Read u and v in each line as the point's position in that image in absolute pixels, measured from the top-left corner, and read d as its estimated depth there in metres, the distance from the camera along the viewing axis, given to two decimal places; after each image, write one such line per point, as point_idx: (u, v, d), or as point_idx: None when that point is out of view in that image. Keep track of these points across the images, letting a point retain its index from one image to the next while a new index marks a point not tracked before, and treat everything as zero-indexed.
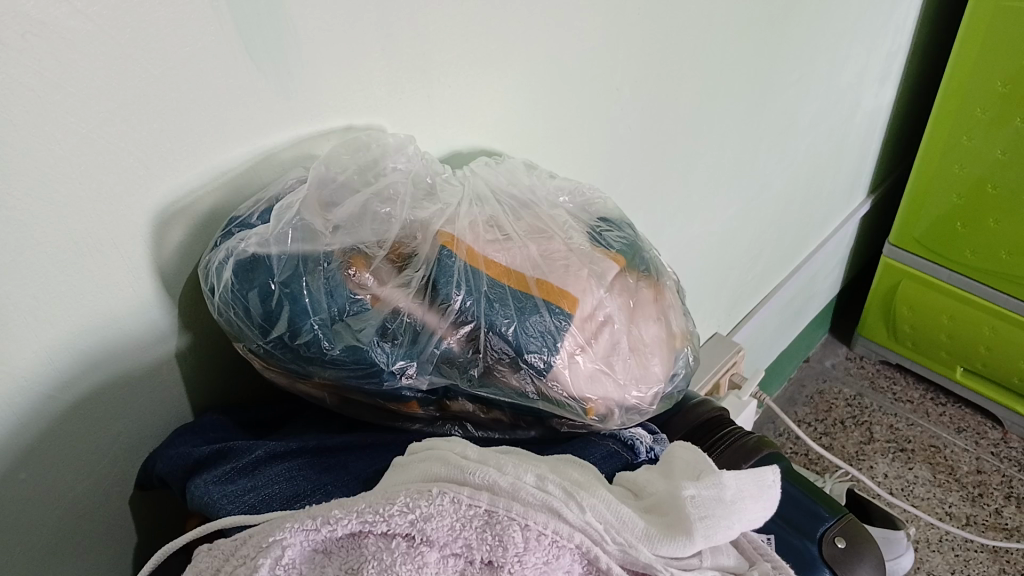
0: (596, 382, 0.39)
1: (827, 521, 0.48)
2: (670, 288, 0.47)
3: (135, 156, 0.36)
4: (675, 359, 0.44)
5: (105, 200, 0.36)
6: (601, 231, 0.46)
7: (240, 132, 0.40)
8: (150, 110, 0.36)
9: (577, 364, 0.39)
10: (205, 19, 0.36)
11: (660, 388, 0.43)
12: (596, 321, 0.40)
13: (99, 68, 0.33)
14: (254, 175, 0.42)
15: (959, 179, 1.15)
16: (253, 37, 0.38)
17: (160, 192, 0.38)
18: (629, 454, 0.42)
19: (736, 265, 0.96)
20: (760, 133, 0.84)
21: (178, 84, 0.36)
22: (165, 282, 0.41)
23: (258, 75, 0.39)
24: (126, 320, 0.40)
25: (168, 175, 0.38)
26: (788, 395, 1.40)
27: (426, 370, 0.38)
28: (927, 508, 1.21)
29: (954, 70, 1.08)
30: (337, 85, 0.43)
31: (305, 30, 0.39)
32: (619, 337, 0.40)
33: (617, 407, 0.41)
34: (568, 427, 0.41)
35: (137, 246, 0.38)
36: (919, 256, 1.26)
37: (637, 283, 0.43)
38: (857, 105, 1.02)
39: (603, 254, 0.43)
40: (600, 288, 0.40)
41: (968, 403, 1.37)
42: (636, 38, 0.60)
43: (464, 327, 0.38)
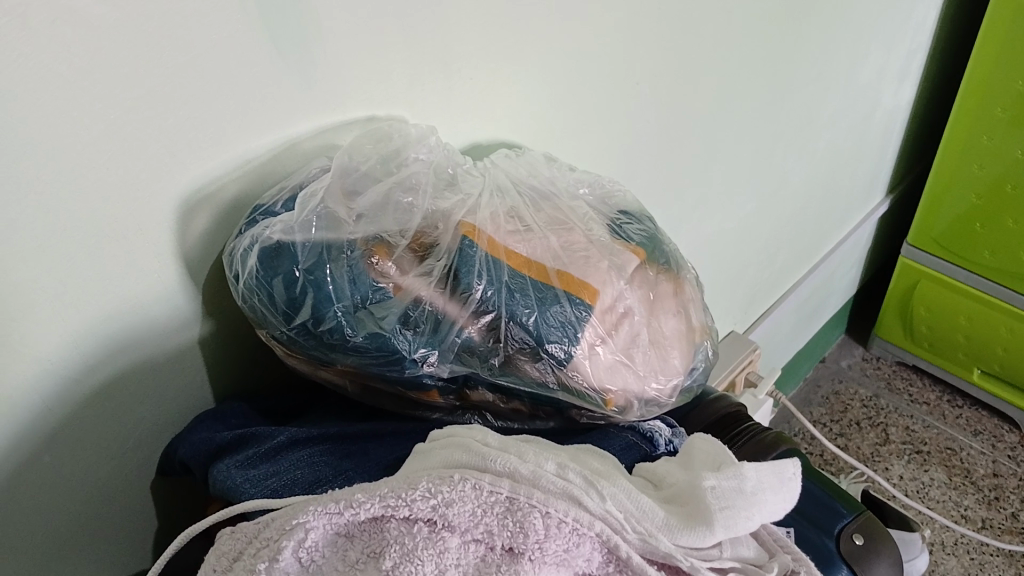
0: (614, 373, 0.40)
1: (846, 518, 0.48)
2: (689, 286, 0.47)
3: (161, 143, 0.36)
4: (693, 356, 0.45)
5: (130, 187, 0.36)
6: (621, 226, 0.46)
7: (264, 121, 0.40)
8: (176, 97, 0.36)
9: (595, 354, 0.39)
10: (231, 10, 0.36)
11: (678, 383, 0.43)
12: (616, 313, 0.40)
13: (126, 54, 0.34)
14: (279, 165, 0.42)
15: (978, 179, 1.14)
16: (276, 26, 0.38)
17: (182, 180, 0.38)
18: (647, 446, 0.42)
19: (753, 263, 0.96)
20: (778, 131, 0.83)
21: (203, 69, 0.36)
22: (189, 269, 0.41)
23: (281, 64, 0.39)
24: (151, 307, 0.40)
25: (191, 162, 0.38)
26: (803, 395, 1.39)
27: (447, 359, 0.38)
28: (943, 510, 1.22)
29: (975, 70, 1.07)
30: (360, 75, 0.43)
31: (328, 20, 0.40)
32: (638, 329, 0.41)
33: (635, 400, 0.41)
34: (587, 421, 0.41)
35: (161, 232, 0.39)
36: (936, 257, 1.25)
37: (656, 280, 0.44)
38: (876, 104, 1.01)
39: (624, 250, 0.43)
40: (620, 280, 0.41)
41: (985, 406, 1.36)
42: (654, 33, 0.60)
43: (484, 316, 0.38)
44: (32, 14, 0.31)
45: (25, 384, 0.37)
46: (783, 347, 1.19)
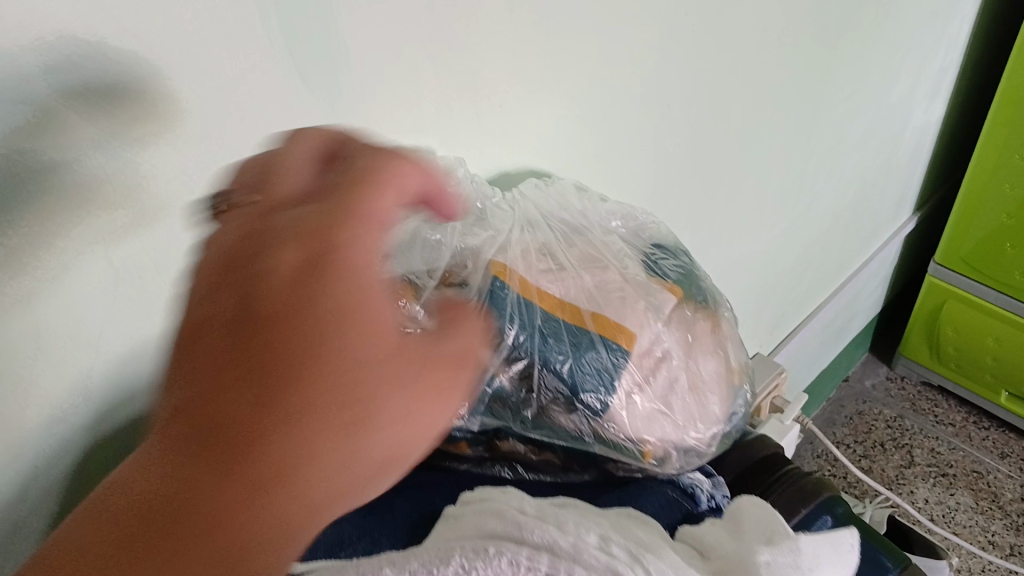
0: (652, 424, 0.38)
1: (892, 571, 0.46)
2: (726, 324, 0.45)
3: (182, 179, 0.35)
4: (732, 399, 0.43)
5: (150, 224, 0.35)
6: (657, 262, 0.44)
7: None
8: (197, 131, 0.34)
9: (632, 404, 0.37)
10: (255, 40, 0.34)
11: (717, 430, 0.41)
12: (654, 358, 0.38)
13: (144, 87, 0.32)
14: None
15: (1009, 199, 1.11)
16: (302, 55, 0.36)
17: (198, 217, 0.36)
18: (689, 502, 0.40)
19: (780, 284, 0.94)
20: (810, 150, 0.81)
21: (226, 102, 0.35)
22: None
23: (305, 94, 0.37)
24: (168, 347, 0.39)
25: (208, 199, 0.36)
26: (826, 415, 1.37)
27: (477, 410, 0.36)
28: (969, 536, 1.19)
29: (1007, 88, 1.05)
30: (387, 105, 0.41)
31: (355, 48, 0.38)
32: (676, 374, 0.39)
33: (674, 451, 0.39)
34: (623, 472, 0.39)
35: (176, 272, 0.37)
36: (965, 277, 1.23)
37: (695, 319, 0.42)
38: (906, 121, 0.99)
39: (661, 287, 0.41)
40: (658, 322, 0.39)
41: (1013, 428, 1.33)
42: (688, 53, 0.58)
43: (516, 364, 0.36)
44: (50, 47, 0.29)
45: (42, 432, 0.35)
46: (807, 368, 1.16)
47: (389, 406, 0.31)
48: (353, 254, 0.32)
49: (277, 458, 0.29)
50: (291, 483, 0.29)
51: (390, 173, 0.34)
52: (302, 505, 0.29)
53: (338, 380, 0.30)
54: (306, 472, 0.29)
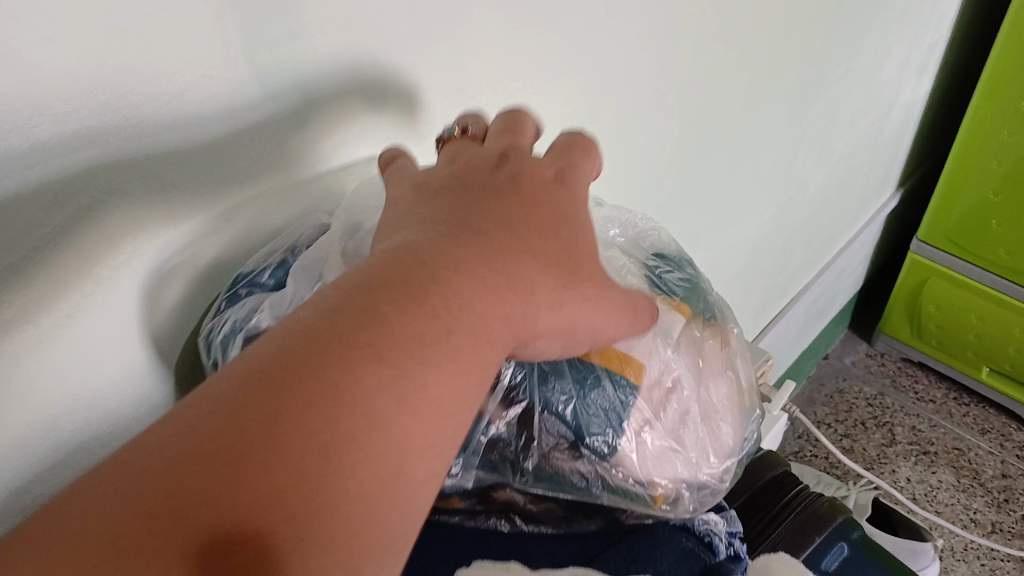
0: (661, 463, 0.34)
1: None
2: (732, 341, 0.41)
3: (128, 214, 0.30)
4: (743, 425, 0.39)
5: (90, 268, 0.30)
6: (661, 276, 0.40)
7: (252, 174, 0.34)
8: (147, 156, 0.30)
9: (640, 442, 0.33)
10: (215, 52, 0.29)
11: (729, 461, 0.37)
12: (663, 389, 0.35)
13: (85, 107, 0.27)
14: (265, 219, 0.36)
15: (995, 174, 1.09)
16: (267, 65, 0.31)
17: (153, 250, 0.32)
18: (708, 553, 0.36)
19: (766, 270, 0.90)
20: (801, 132, 0.77)
21: (179, 123, 0.30)
22: (160, 350, 0.35)
23: (271, 108, 0.33)
24: (114, 401, 0.34)
25: (165, 231, 0.32)
26: (806, 395, 1.35)
27: (470, 459, 0.33)
28: (951, 515, 1.18)
29: (997, 62, 1.02)
30: (363, 110, 0.36)
31: (329, 52, 0.33)
32: (687, 405, 0.35)
33: (687, 489, 0.35)
34: (634, 519, 0.36)
35: (130, 312, 0.32)
36: (949, 254, 1.20)
37: (702, 341, 0.38)
38: (895, 99, 0.96)
39: (669, 308, 0.37)
40: (667, 347, 0.35)
41: (993, 403, 1.32)
42: (684, 38, 0.53)
43: (515, 407, 0.32)
44: None
45: None
46: (789, 351, 1.14)
47: (521, 346, 0.28)
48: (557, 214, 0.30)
49: (426, 367, 0.24)
50: (420, 402, 0.24)
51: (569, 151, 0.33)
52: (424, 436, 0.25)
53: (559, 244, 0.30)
54: (445, 397, 0.25)
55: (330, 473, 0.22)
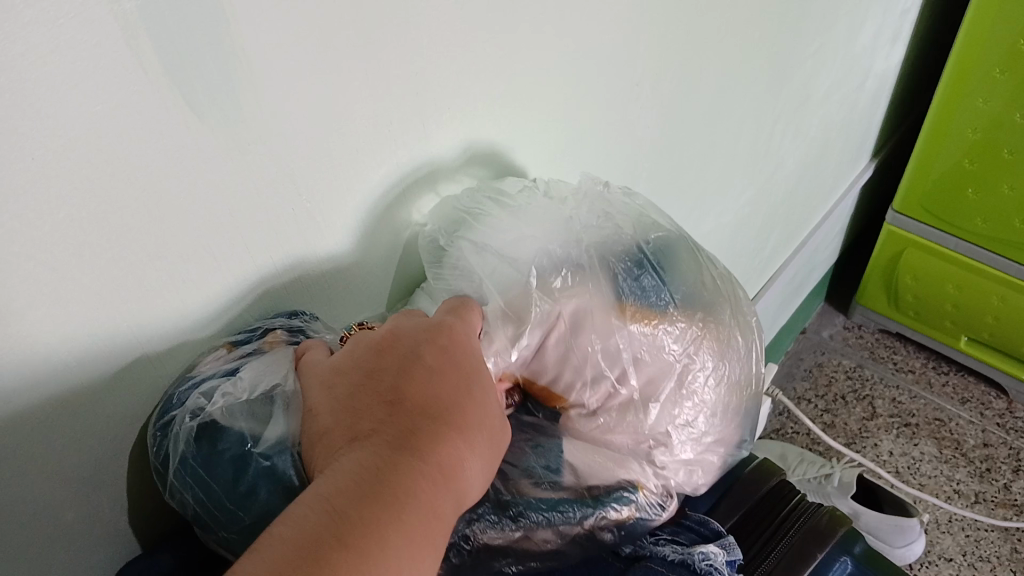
0: (611, 461, 0.42)
1: None
2: (710, 349, 0.45)
3: (32, 249, 0.27)
4: (703, 433, 0.46)
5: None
6: (630, 275, 0.43)
7: (182, 202, 0.31)
8: (51, 185, 0.27)
9: (576, 426, 0.43)
10: (123, 65, 0.27)
11: (681, 466, 0.46)
12: (633, 407, 0.43)
13: None
14: (209, 249, 0.34)
15: (969, 141, 1.07)
16: (188, 78, 0.29)
17: (56, 280, 0.29)
18: None
19: (745, 251, 0.88)
20: (778, 110, 0.75)
21: (87, 149, 0.27)
22: (90, 395, 0.32)
23: (200, 128, 0.30)
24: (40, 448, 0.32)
25: (71, 259, 0.29)
26: (786, 371, 1.33)
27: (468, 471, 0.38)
28: (935, 487, 1.18)
29: (969, 26, 1.00)
30: (297, 112, 0.34)
31: (262, 59, 0.31)
32: (658, 422, 0.44)
33: (653, 487, 0.43)
34: (613, 536, 0.41)
35: (36, 347, 0.29)
36: (924, 223, 1.19)
37: (670, 348, 0.43)
38: (868, 69, 0.93)
39: (633, 320, 0.42)
40: (635, 372, 0.43)
41: (971, 371, 1.32)
42: (657, 20, 0.51)
43: None
44: None
45: None
46: (768, 329, 1.12)
47: (479, 465, 0.34)
48: (472, 356, 0.37)
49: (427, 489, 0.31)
50: (430, 512, 0.31)
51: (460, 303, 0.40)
52: (434, 544, 0.31)
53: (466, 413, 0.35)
54: (442, 511, 0.31)
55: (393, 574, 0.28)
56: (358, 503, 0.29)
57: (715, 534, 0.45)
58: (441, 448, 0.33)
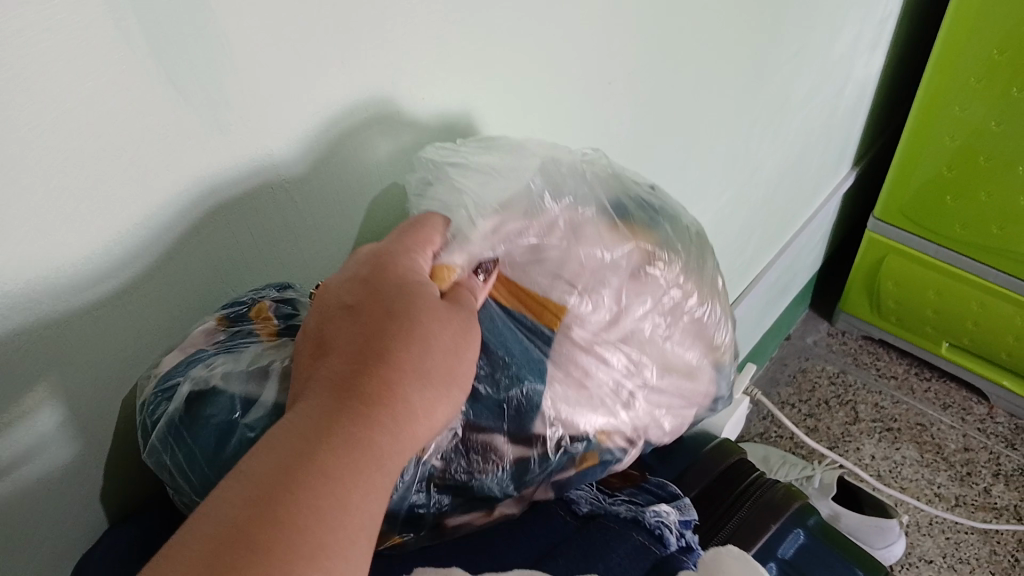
0: (582, 406, 0.42)
1: None
2: (705, 301, 0.48)
3: (26, 217, 0.29)
4: (670, 380, 0.47)
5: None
6: (634, 204, 0.45)
7: (165, 177, 0.33)
8: (42, 159, 0.29)
9: (575, 336, 0.42)
10: (112, 45, 0.29)
11: (646, 412, 0.47)
12: (624, 330, 0.44)
13: None
14: (189, 227, 0.35)
15: (948, 148, 1.09)
16: (174, 60, 0.31)
17: (47, 251, 0.31)
18: (658, 545, 0.42)
19: (725, 253, 0.90)
20: (754, 113, 0.77)
21: (80, 125, 0.29)
22: (79, 360, 0.34)
23: (183, 108, 0.32)
24: (30, 409, 0.33)
25: (63, 231, 0.31)
26: (770, 375, 1.35)
27: (434, 464, 0.38)
28: (916, 491, 1.19)
29: (947, 37, 1.02)
30: (278, 94, 0.35)
31: (243, 44, 0.33)
32: (644, 348, 0.45)
33: (611, 439, 0.45)
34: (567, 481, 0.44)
35: (30, 313, 0.31)
36: (904, 230, 1.21)
37: (668, 273, 0.45)
38: (848, 76, 0.95)
39: (636, 241, 0.43)
40: (629, 291, 0.43)
41: (952, 377, 1.34)
42: (626, 22, 0.53)
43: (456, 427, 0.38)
44: None
45: None
46: (750, 331, 1.14)
47: (429, 388, 0.33)
48: (407, 280, 0.36)
49: (352, 429, 0.31)
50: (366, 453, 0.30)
51: (414, 232, 0.39)
52: (372, 479, 0.30)
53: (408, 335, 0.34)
54: (379, 445, 0.31)
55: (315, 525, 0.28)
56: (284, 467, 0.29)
57: (672, 496, 0.47)
58: (367, 384, 0.32)
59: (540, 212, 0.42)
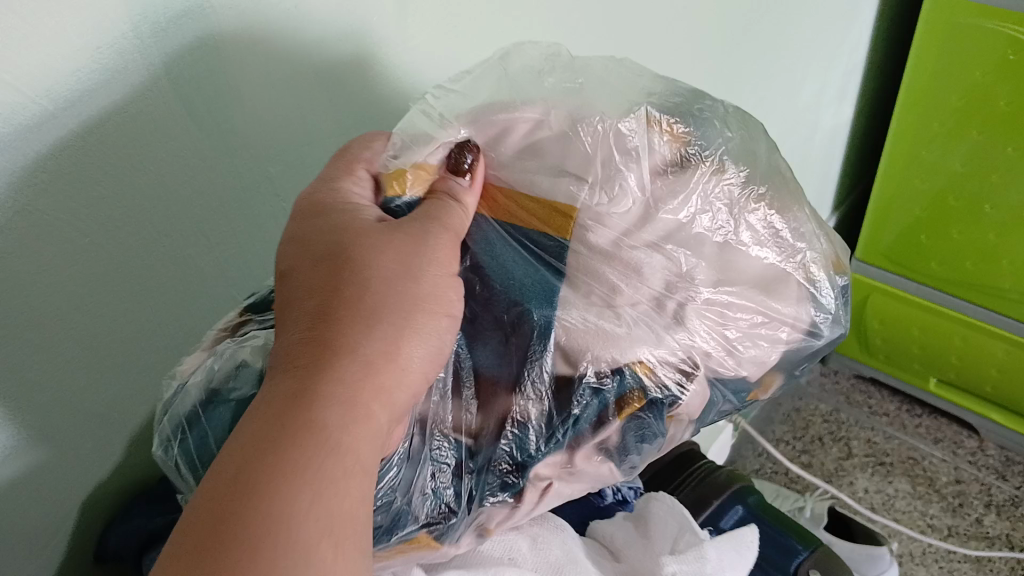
0: (606, 331, 0.37)
1: (801, 551, 0.55)
2: (779, 209, 0.42)
3: (85, 245, 0.35)
4: (746, 301, 0.40)
5: (67, 296, 0.36)
6: (665, 100, 0.43)
7: (186, 211, 0.39)
8: (95, 194, 0.35)
9: (593, 242, 0.39)
10: (152, 95, 0.36)
11: (716, 342, 0.40)
12: (653, 223, 0.39)
13: (42, 146, 0.32)
14: (209, 250, 0.42)
15: (921, 193, 1.16)
16: (196, 104, 0.38)
17: (94, 278, 0.37)
18: (597, 499, 0.53)
19: None
20: None
21: (126, 162, 0.36)
22: (118, 364, 0.40)
23: (200, 136, 0.38)
24: (80, 408, 0.39)
25: (107, 264, 0.37)
26: (765, 414, 1.39)
27: (461, 441, 0.37)
28: (910, 522, 1.22)
29: (911, 86, 1.10)
30: (271, 125, 0.42)
31: (243, 88, 0.40)
32: (688, 249, 0.39)
33: (661, 376, 0.38)
34: (618, 439, 0.39)
35: (81, 319, 0.37)
36: (886, 270, 1.27)
37: (710, 169, 0.40)
38: (817, 123, 1.03)
39: (662, 129, 0.40)
40: (639, 177, 0.39)
41: (943, 413, 1.38)
42: None
43: (465, 388, 0.37)
44: None
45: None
46: None
47: (382, 318, 0.33)
48: (341, 213, 0.37)
49: (300, 376, 0.32)
50: (333, 392, 0.31)
51: (343, 158, 0.40)
52: (350, 409, 0.31)
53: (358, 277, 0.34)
54: (348, 376, 0.32)
55: (285, 481, 0.29)
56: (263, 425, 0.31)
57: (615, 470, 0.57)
58: (312, 333, 0.33)
59: (534, 104, 0.41)
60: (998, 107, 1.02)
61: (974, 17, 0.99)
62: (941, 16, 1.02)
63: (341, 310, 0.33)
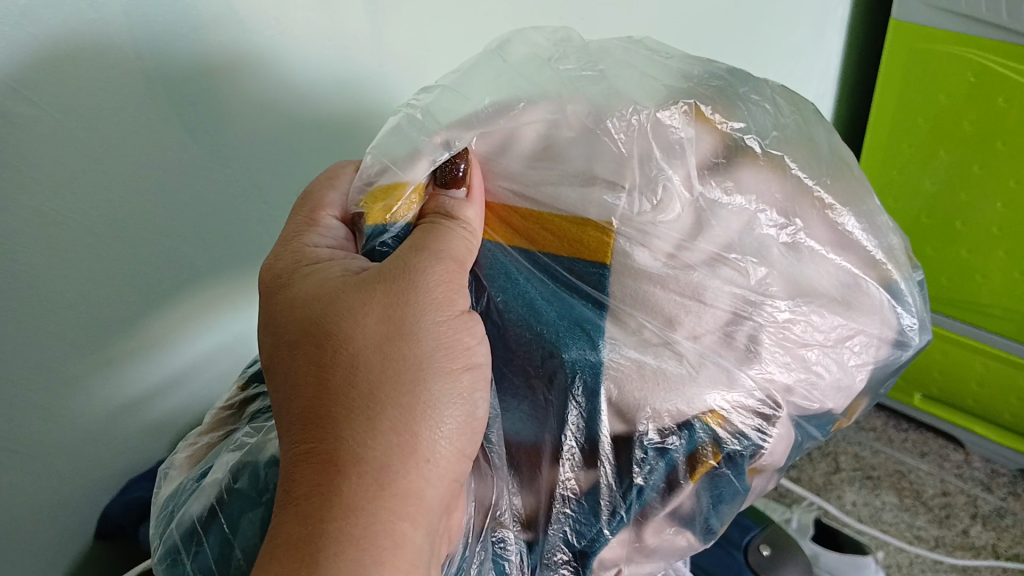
0: (669, 374, 0.41)
1: (755, 534, 0.74)
2: (844, 199, 0.45)
3: (85, 224, 0.47)
4: (827, 315, 0.43)
5: (73, 254, 0.48)
6: (706, 84, 0.44)
7: (180, 193, 0.51)
8: (95, 180, 0.47)
9: (641, 264, 0.41)
10: (146, 103, 0.47)
11: (797, 366, 0.43)
12: (702, 235, 0.41)
13: (55, 135, 0.44)
14: (195, 225, 0.53)
15: (896, 213, 1.21)
16: (188, 108, 0.50)
17: (98, 242, 0.49)
18: None
19: None
20: None
21: (125, 153, 0.47)
22: (125, 311, 0.52)
23: (195, 141, 0.51)
24: (89, 338, 0.51)
25: (106, 230, 0.49)
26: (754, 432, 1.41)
27: (524, 536, 0.44)
28: (896, 533, 1.22)
29: (878, 113, 1.17)
30: (253, 124, 0.54)
31: (230, 101, 0.51)
32: (748, 261, 0.42)
33: (736, 424, 0.42)
34: (693, 502, 0.44)
35: (83, 276, 0.49)
36: None
37: (761, 175, 0.42)
38: None
39: (708, 125, 0.42)
40: (686, 185, 0.41)
41: (930, 429, 1.40)
42: None
43: (507, 467, 0.44)
44: None
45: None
46: None
47: (388, 417, 0.37)
48: (314, 279, 0.41)
49: (314, 493, 0.36)
50: (356, 502, 0.35)
51: (307, 204, 0.46)
52: (376, 515, 0.36)
53: (352, 374, 0.38)
54: (367, 482, 0.36)
55: None
56: (296, 545, 0.35)
57: None
58: (317, 441, 0.37)
59: (548, 101, 0.43)
60: (968, 130, 1.07)
61: (938, 43, 1.06)
62: (905, 42, 1.09)
63: (346, 414, 0.37)
